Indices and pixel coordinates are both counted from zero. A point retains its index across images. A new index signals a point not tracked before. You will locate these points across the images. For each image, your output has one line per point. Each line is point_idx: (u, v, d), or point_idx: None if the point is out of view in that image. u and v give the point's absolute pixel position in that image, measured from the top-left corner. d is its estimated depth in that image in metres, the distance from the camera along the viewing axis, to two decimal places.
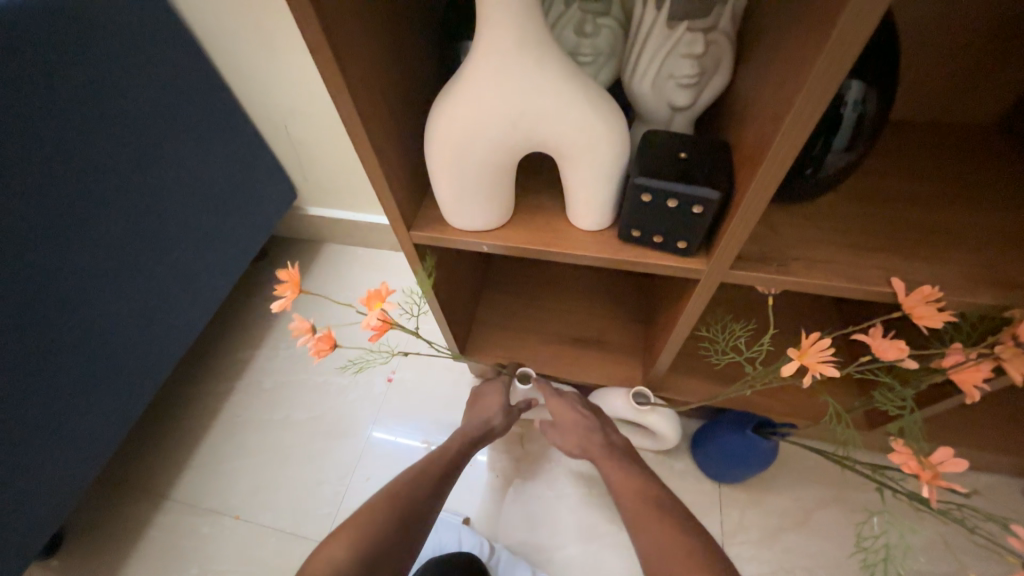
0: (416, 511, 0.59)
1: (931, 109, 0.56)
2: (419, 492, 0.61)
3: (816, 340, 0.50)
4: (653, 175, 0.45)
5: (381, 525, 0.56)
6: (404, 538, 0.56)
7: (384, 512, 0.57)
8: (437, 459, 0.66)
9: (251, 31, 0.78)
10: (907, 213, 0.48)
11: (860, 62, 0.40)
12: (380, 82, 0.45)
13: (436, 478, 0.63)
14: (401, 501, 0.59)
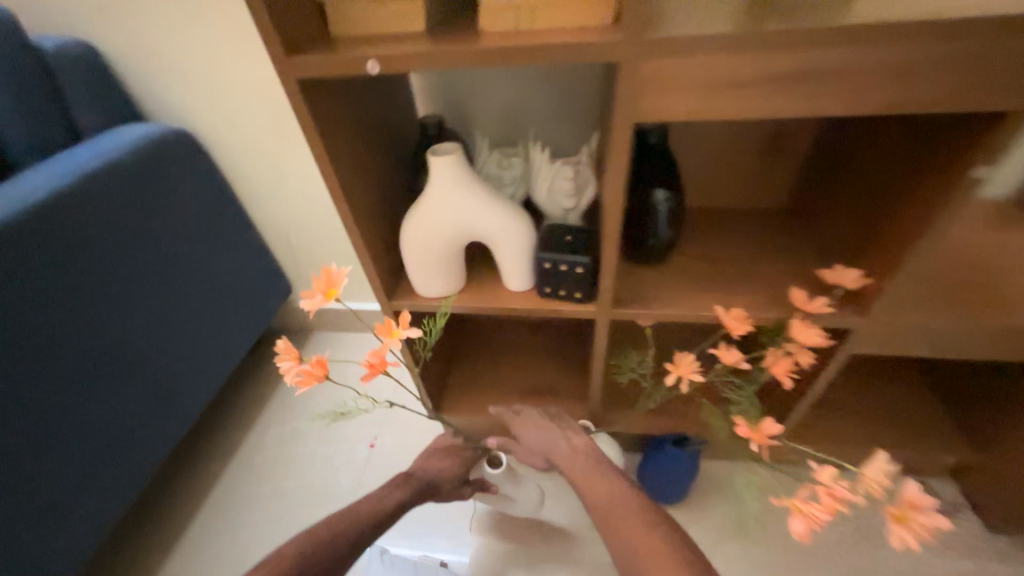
0: (366, 525, 0.65)
1: (740, 201, 0.83)
2: (376, 510, 0.67)
3: (684, 355, 0.70)
4: (551, 250, 0.68)
5: (330, 530, 0.63)
6: (347, 548, 0.62)
7: (337, 523, 0.64)
8: (405, 485, 0.72)
9: (266, 171, 1.03)
10: (724, 265, 0.73)
11: (662, 178, 0.67)
12: (369, 205, 0.69)
13: (396, 499, 0.70)
14: (356, 517, 0.65)
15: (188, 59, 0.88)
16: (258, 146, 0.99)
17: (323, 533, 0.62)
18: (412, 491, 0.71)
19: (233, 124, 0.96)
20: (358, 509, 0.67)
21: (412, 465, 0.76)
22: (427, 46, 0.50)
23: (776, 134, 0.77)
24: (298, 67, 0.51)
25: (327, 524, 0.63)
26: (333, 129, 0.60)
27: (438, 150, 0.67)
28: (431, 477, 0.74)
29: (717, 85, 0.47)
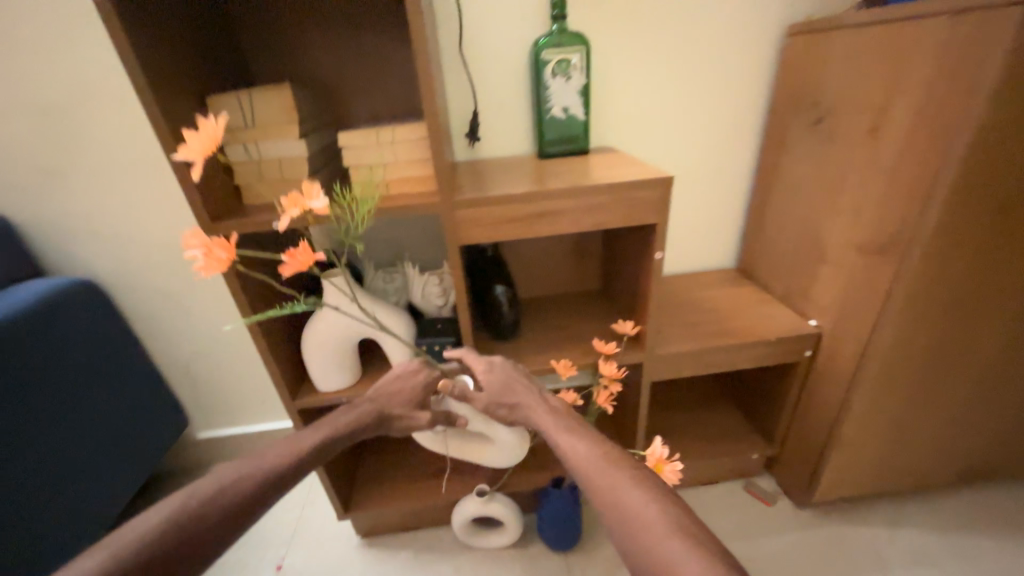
0: (270, 478, 0.58)
1: (565, 288, 1.19)
2: (284, 464, 0.60)
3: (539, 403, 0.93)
4: (426, 336, 0.91)
5: (224, 487, 0.55)
6: (246, 504, 0.55)
7: (234, 477, 0.56)
8: (319, 434, 0.66)
9: (172, 307, 1.15)
10: (556, 334, 1.03)
11: (499, 276, 0.97)
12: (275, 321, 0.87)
13: (308, 453, 0.63)
14: (257, 471, 0.58)
15: (104, 221, 1.02)
16: (167, 286, 1.12)
17: (216, 488, 0.54)
18: (326, 445, 0.66)
19: (143, 270, 1.09)
20: (262, 462, 0.59)
21: (330, 414, 0.71)
22: (318, 209, 0.76)
23: (577, 242, 1.14)
24: (220, 228, 0.71)
25: (220, 482, 0.55)
26: (245, 265, 0.79)
27: (330, 273, 0.89)
28: (349, 429, 0.69)
29: (504, 220, 0.78)
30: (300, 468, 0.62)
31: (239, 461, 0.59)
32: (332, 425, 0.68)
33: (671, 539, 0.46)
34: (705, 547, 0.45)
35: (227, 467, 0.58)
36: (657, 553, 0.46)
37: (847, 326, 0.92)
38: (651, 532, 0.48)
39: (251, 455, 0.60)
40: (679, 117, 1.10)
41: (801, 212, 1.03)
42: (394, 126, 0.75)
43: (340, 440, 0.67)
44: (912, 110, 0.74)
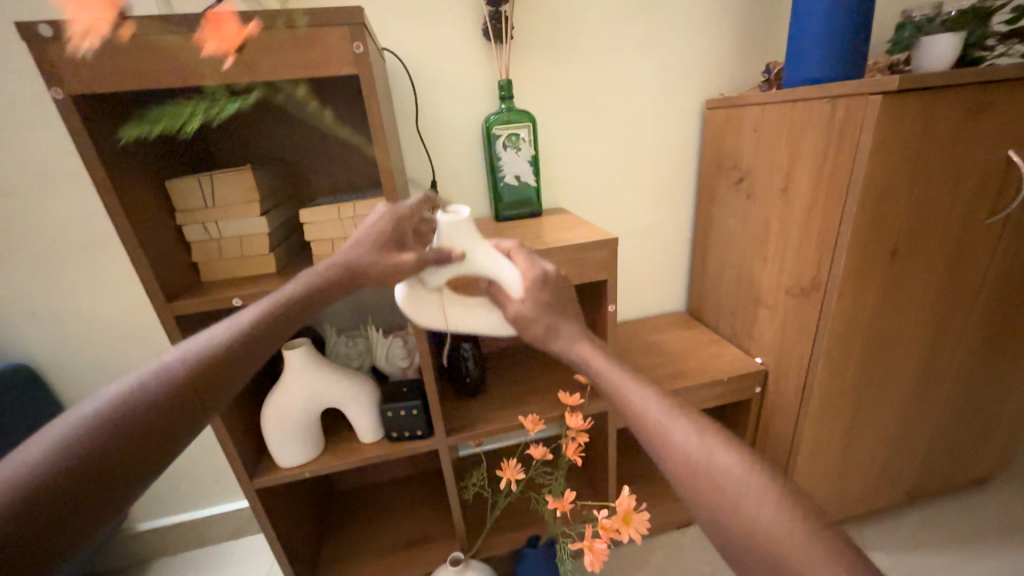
0: (199, 377, 0.54)
1: (528, 339, 1.24)
2: (211, 358, 0.56)
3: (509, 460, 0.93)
4: (390, 401, 0.90)
5: (142, 395, 0.49)
6: (177, 401, 0.51)
7: (155, 378, 0.51)
8: (243, 321, 0.60)
9: (115, 386, 1.08)
10: (521, 388, 1.05)
11: (462, 335, 0.99)
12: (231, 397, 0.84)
13: (237, 344, 0.58)
14: (179, 367, 0.53)
15: (44, 303, 0.97)
16: (112, 365, 1.06)
17: (136, 392, 0.49)
18: (257, 333, 0.60)
19: (85, 350, 1.03)
20: (182, 359, 0.54)
21: (257, 301, 0.64)
22: (279, 283, 0.77)
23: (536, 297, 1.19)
24: (174, 309, 0.70)
25: (138, 388, 0.50)
26: None
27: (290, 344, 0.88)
28: (281, 315, 0.63)
29: None
30: (231, 360, 0.57)
31: (157, 361, 0.54)
32: (260, 310, 0.62)
33: (757, 498, 0.44)
34: (794, 505, 0.44)
35: (143, 366, 0.53)
36: (744, 514, 0.44)
37: (787, 363, 1.00)
38: (733, 493, 0.46)
39: (170, 354, 0.55)
40: (621, 179, 1.22)
41: (735, 259, 1.13)
42: (354, 201, 0.78)
43: (272, 328, 0.62)
44: (812, 173, 0.86)
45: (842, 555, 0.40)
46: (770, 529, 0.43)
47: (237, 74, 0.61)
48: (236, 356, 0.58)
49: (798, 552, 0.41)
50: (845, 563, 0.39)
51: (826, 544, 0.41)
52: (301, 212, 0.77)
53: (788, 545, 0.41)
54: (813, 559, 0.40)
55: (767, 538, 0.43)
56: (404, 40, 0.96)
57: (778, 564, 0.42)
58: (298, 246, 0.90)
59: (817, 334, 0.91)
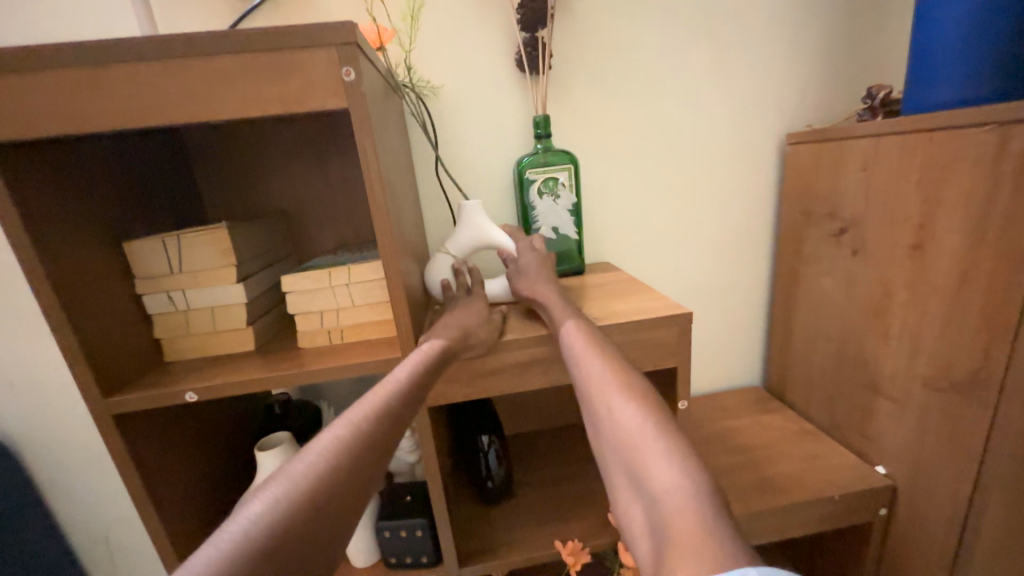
0: (312, 528, 0.39)
1: (566, 419, 1.02)
2: (324, 499, 0.40)
3: None
4: (388, 516, 0.70)
5: (239, 574, 0.35)
6: (286, 572, 0.37)
7: (251, 541, 0.36)
8: (342, 435, 0.45)
9: (93, 466, 0.95)
10: (559, 494, 0.82)
11: (484, 426, 0.79)
12: (197, 504, 0.67)
13: (347, 468, 0.43)
14: (286, 521, 0.38)
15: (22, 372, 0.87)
16: (92, 440, 0.94)
17: (231, 573, 0.34)
18: (366, 453, 0.45)
19: (62, 424, 0.92)
20: (282, 507, 0.38)
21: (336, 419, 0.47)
22: (251, 368, 0.61)
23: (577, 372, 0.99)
24: (114, 405, 0.55)
25: (232, 562, 0.35)
26: (157, 438, 0.61)
27: (268, 441, 0.69)
28: (389, 425, 0.49)
29: (483, 371, 0.63)
30: (346, 494, 0.42)
31: (241, 510, 0.38)
32: (357, 420, 0.47)
33: (626, 405, 0.46)
34: (660, 416, 0.45)
35: (228, 521, 0.38)
36: (613, 415, 0.47)
37: (930, 483, 0.72)
38: (612, 399, 0.48)
39: (260, 497, 0.39)
40: (681, 226, 1.01)
41: (836, 330, 0.88)
42: (350, 265, 0.62)
43: (380, 440, 0.47)
44: (964, 228, 0.62)
45: (687, 457, 0.41)
46: (630, 429, 0.44)
47: (196, 113, 0.48)
48: (350, 491, 0.42)
49: (645, 443, 0.43)
50: (680, 456, 0.41)
51: (672, 442, 0.42)
52: (284, 279, 0.62)
53: (638, 436, 0.43)
54: (654, 451, 0.42)
55: (626, 434, 0.45)
56: (425, 76, 0.83)
57: (630, 454, 0.43)
58: (287, 315, 0.75)
59: (984, 450, 0.64)
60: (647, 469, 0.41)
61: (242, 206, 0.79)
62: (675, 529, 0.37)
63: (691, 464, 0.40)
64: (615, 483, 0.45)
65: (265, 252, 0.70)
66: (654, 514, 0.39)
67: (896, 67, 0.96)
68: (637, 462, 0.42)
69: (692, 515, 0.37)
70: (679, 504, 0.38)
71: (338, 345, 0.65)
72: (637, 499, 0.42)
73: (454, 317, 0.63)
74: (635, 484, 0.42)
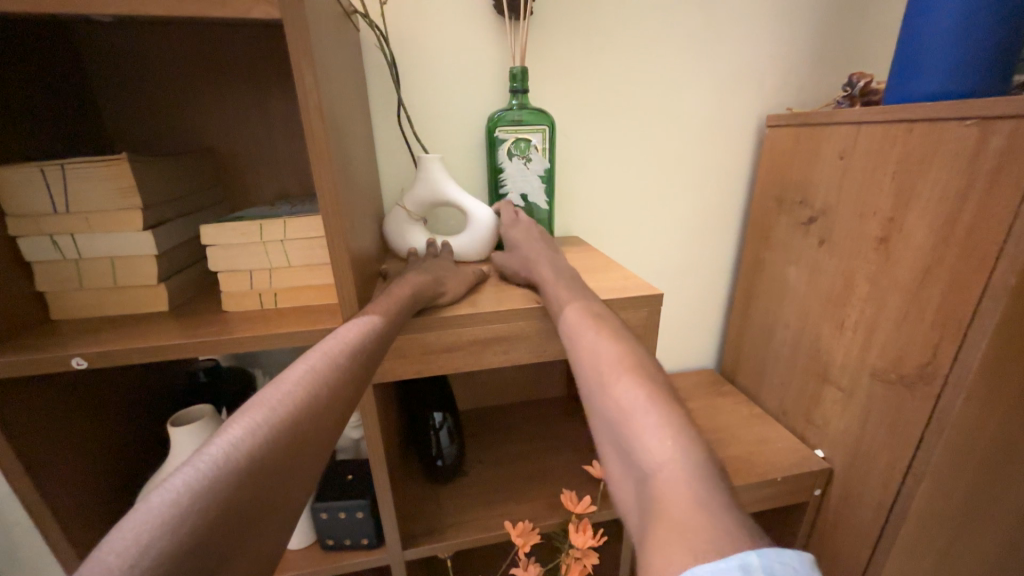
0: (294, 449, 0.37)
1: (523, 396, 0.99)
2: (303, 423, 0.39)
3: None
4: (326, 497, 0.65)
5: (226, 491, 0.32)
6: (269, 498, 0.34)
7: (237, 461, 0.33)
8: (322, 365, 0.43)
9: None
10: (512, 472, 0.80)
11: (437, 403, 0.74)
12: (92, 483, 0.58)
13: (323, 397, 0.41)
14: (267, 440, 0.36)
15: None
16: None
17: (220, 484, 0.32)
18: (345, 386, 0.44)
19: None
20: (262, 430, 0.36)
21: (305, 354, 0.44)
22: (161, 332, 0.52)
23: None
24: None
25: (220, 476, 0.32)
26: (38, 412, 0.51)
27: (185, 414, 0.61)
28: (367, 362, 0.47)
29: (438, 347, 0.57)
30: (321, 422, 0.41)
31: (219, 436, 0.35)
32: (336, 353, 0.45)
33: (620, 379, 0.43)
34: (653, 387, 0.42)
35: (205, 444, 0.34)
36: (608, 390, 0.44)
37: (866, 468, 0.76)
38: (607, 373, 0.45)
39: (240, 421, 0.36)
40: (653, 204, 0.97)
41: (793, 318, 0.89)
42: (286, 219, 0.54)
43: (359, 376, 0.46)
44: (932, 224, 0.62)
45: (680, 428, 0.38)
46: (625, 403, 0.41)
47: (72, 3, 0.37)
48: (327, 425, 0.41)
49: (638, 415, 0.40)
50: (673, 428, 0.38)
51: (667, 413, 0.39)
52: (204, 230, 0.52)
53: (631, 409, 0.40)
54: (647, 422, 0.39)
55: (618, 405, 0.42)
56: (389, 7, 0.72)
57: (624, 430, 0.40)
58: (210, 272, 0.65)
59: (920, 440, 0.67)
60: (640, 441, 0.38)
61: (159, 141, 0.67)
62: (665, 500, 0.34)
63: (685, 436, 0.37)
64: (610, 459, 0.42)
65: (184, 197, 0.60)
66: (645, 487, 0.36)
67: (878, 57, 0.95)
68: (631, 434, 0.39)
69: (685, 487, 0.34)
70: (671, 475, 0.35)
71: (270, 310, 0.57)
72: (629, 473, 0.39)
73: (423, 269, 0.61)
74: (627, 459, 0.39)
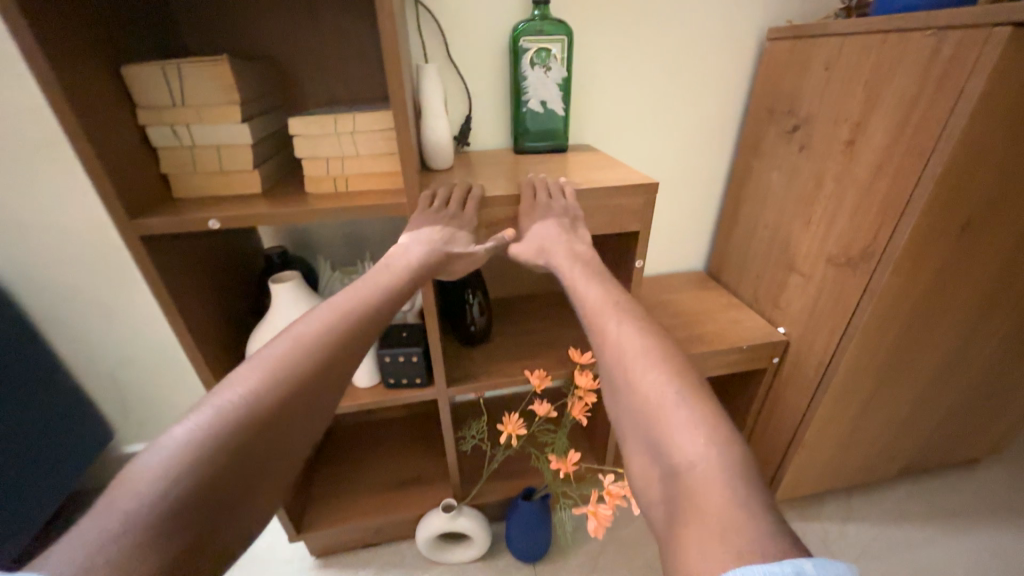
0: (289, 397, 0.48)
1: (536, 288, 1.16)
2: (296, 376, 0.50)
3: (512, 417, 0.86)
4: (388, 347, 0.83)
5: (228, 425, 0.44)
6: (279, 424, 0.47)
7: (239, 404, 0.45)
8: (327, 328, 0.55)
9: (80, 311, 1.00)
10: (529, 341, 0.98)
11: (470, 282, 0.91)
12: (215, 329, 0.76)
13: (315, 355, 0.52)
14: (263, 388, 0.47)
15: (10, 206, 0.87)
16: (77, 286, 0.97)
17: (223, 421, 0.44)
18: (348, 344, 0.55)
19: (78, 264, 0.95)
20: (261, 382, 0.48)
21: (302, 323, 0.55)
22: (262, 206, 0.66)
23: None
24: (141, 227, 0.60)
25: (224, 416, 0.44)
26: (176, 267, 0.67)
27: (278, 277, 0.77)
28: (357, 328, 0.57)
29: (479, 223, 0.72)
30: (314, 376, 0.51)
31: (241, 378, 0.48)
32: (342, 320, 0.57)
33: (652, 377, 0.52)
34: (689, 390, 0.50)
35: (226, 387, 0.47)
36: (640, 386, 0.52)
37: (814, 337, 0.94)
38: (638, 372, 0.53)
39: (247, 375, 0.48)
40: (657, 115, 1.07)
41: (772, 219, 1.03)
42: (355, 114, 0.66)
43: (349, 339, 0.56)
44: (889, 126, 0.74)
45: (714, 431, 0.45)
46: (658, 401, 0.49)
47: None
48: (321, 377, 0.52)
49: (673, 416, 0.47)
50: (709, 430, 0.45)
51: (701, 416, 0.47)
52: (291, 122, 0.65)
53: (666, 407, 0.48)
54: (680, 423, 0.47)
55: (654, 404, 0.50)
56: None
57: (656, 426, 0.48)
58: (286, 166, 0.78)
59: (856, 309, 0.84)
60: (675, 439, 0.46)
61: (226, 47, 0.76)
62: (699, 495, 0.41)
63: (718, 438, 0.45)
64: (638, 453, 0.50)
65: (262, 97, 0.71)
66: (676, 480, 0.44)
67: None
68: (663, 432, 0.47)
69: (717, 484, 0.41)
70: (704, 472, 0.42)
71: (343, 192, 0.70)
72: (658, 467, 0.47)
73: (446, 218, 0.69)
74: (656, 454, 0.47)
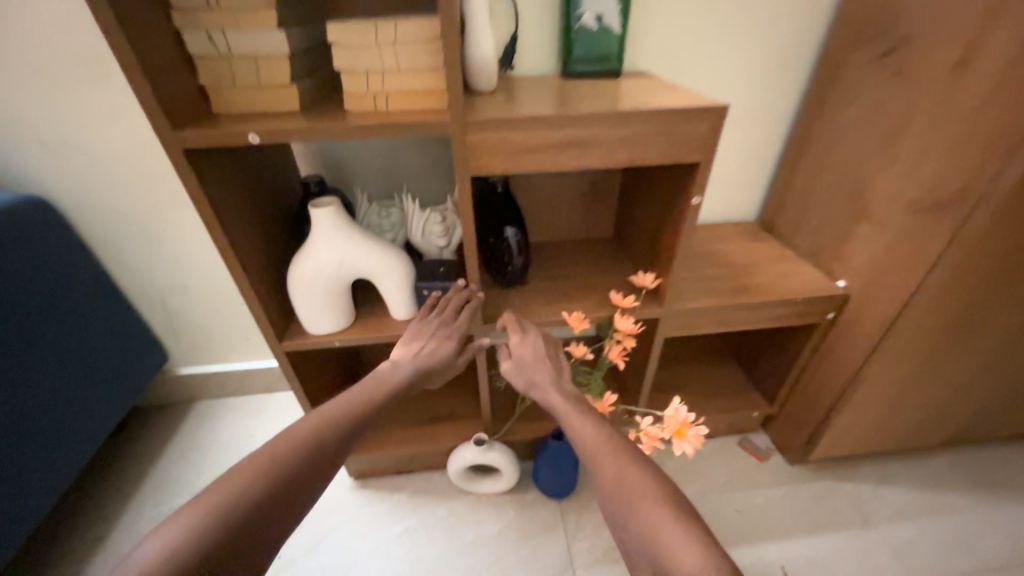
0: (277, 497, 0.52)
1: (575, 232, 1.11)
2: (288, 479, 0.54)
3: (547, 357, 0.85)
4: (425, 280, 0.83)
5: (218, 521, 0.48)
6: (263, 524, 0.50)
7: (231, 502, 0.49)
8: (320, 432, 0.61)
9: (129, 234, 1.03)
10: (567, 284, 0.95)
11: (510, 218, 0.86)
12: (257, 254, 0.76)
13: (307, 456, 0.58)
14: (257, 487, 0.52)
15: (63, 123, 0.88)
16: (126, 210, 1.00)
17: (214, 518, 0.48)
18: (339, 448, 0.61)
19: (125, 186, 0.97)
20: (254, 481, 0.52)
21: (300, 424, 0.61)
22: (301, 122, 0.63)
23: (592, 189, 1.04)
24: (184, 138, 0.58)
25: (213, 513, 0.48)
26: (218, 186, 0.67)
27: (317, 203, 0.75)
28: (348, 431, 0.63)
29: (526, 148, 0.67)
30: (304, 478, 0.56)
31: (237, 476, 0.52)
32: (324, 419, 0.63)
33: (638, 493, 0.54)
34: (669, 501, 0.53)
35: (217, 487, 0.51)
36: (628, 506, 0.54)
37: (878, 291, 0.87)
38: (624, 488, 0.55)
39: (243, 474, 0.52)
40: (724, 39, 0.95)
41: (844, 161, 0.93)
42: (397, 20, 0.60)
43: (339, 441, 0.62)
44: (1014, 41, 0.62)
45: (707, 544, 0.47)
46: (652, 518, 0.51)
47: None
48: (311, 478, 0.56)
49: (665, 531, 0.49)
50: (700, 542, 0.47)
51: (688, 529, 0.49)
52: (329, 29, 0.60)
53: (659, 523, 0.50)
54: (674, 539, 0.48)
55: (647, 520, 0.51)
56: None
57: (653, 542, 0.49)
58: (325, 86, 0.74)
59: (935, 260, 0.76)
60: (673, 555, 0.47)
61: None
62: None
63: (711, 551, 0.46)
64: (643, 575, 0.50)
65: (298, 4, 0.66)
66: None
67: None
68: (659, 548, 0.49)
69: None
70: None
71: (384, 111, 0.66)
72: None
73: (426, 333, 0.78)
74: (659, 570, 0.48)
